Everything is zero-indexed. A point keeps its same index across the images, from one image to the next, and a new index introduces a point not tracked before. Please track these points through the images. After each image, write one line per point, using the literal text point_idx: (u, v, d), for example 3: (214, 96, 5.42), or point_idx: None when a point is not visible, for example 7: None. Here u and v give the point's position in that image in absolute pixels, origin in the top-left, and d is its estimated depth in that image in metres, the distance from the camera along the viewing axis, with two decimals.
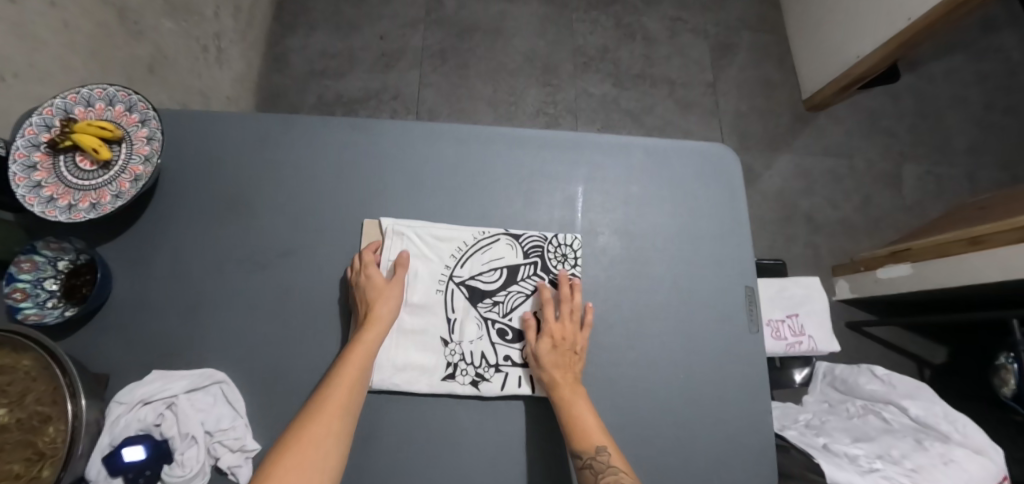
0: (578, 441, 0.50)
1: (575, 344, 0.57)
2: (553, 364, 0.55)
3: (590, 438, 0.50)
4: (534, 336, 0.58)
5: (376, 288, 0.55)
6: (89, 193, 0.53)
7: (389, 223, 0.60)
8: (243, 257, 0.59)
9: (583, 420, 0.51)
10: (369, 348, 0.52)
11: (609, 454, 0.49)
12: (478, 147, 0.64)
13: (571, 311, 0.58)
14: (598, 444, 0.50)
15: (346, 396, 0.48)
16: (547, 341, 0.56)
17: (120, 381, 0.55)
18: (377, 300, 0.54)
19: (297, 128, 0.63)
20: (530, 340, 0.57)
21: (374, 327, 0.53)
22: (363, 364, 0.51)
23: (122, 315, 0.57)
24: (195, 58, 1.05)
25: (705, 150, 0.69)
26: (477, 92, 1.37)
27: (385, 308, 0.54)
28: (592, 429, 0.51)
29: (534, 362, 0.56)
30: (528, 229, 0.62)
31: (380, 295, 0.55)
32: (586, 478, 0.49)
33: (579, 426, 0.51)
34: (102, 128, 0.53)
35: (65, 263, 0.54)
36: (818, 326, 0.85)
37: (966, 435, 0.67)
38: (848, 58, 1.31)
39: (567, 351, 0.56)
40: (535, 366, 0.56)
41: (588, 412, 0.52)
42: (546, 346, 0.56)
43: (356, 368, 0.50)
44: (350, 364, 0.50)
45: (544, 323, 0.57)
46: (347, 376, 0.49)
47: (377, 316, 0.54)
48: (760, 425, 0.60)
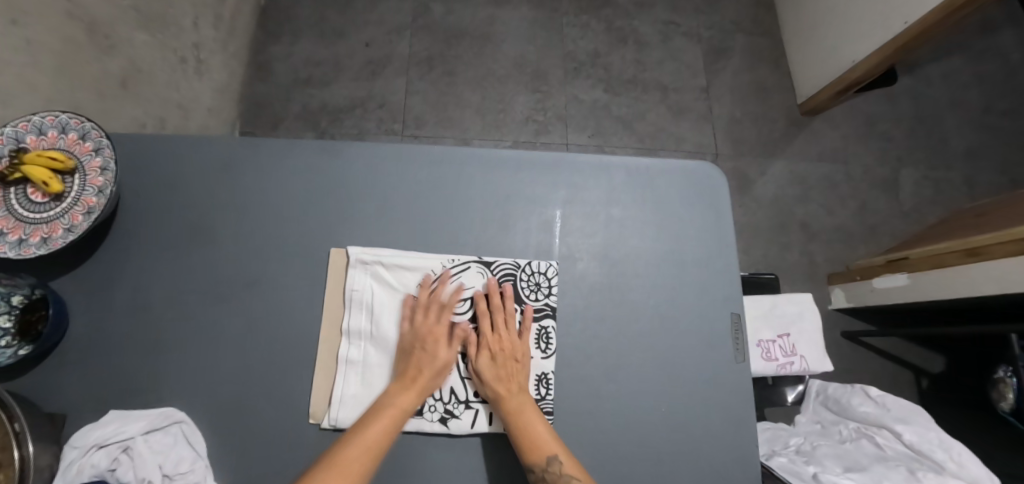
0: (529, 454, 0.50)
1: (517, 353, 0.56)
2: (496, 378, 0.54)
3: (540, 450, 0.50)
4: (474, 351, 0.56)
5: (432, 356, 0.54)
6: (40, 227, 0.51)
7: (355, 253, 0.57)
8: (206, 290, 0.57)
9: (531, 430, 0.51)
10: (403, 412, 0.51)
11: (561, 463, 0.49)
12: (451, 170, 0.62)
13: (505, 320, 0.57)
14: (549, 453, 0.49)
15: (367, 459, 0.47)
16: (485, 354, 0.55)
17: (77, 422, 0.53)
18: (427, 365, 0.54)
19: (262, 152, 0.61)
20: (471, 356, 0.56)
21: (415, 393, 0.53)
22: (393, 427, 0.50)
23: (79, 352, 0.55)
24: (172, 70, 1.02)
25: (689, 168, 0.66)
26: (465, 100, 1.34)
27: (431, 376, 0.54)
28: (542, 439, 0.50)
29: (477, 378, 0.55)
30: (502, 256, 0.60)
31: (429, 361, 0.54)
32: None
33: (530, 438, 0.50)
34: (52, 159, 0.50)
35: (19, 297, 0.50)
36: (810, 345, 0.82)
37: (961, 465, 0.65)
38: (844, 62, 1.28)
39: (509, 361, 0.55)
40: (478, 382, 0.55)
41: (537, 423, 0.51)
42: (485, 360, 0.55)
43: (384, 431, 0.49)
44: (380, 424, 0.50)
45: (481, 337, 0.56)
46: (372, 437, 0.48)
47: (422, 382, 0.53)
48: (745, 458, 0.58)
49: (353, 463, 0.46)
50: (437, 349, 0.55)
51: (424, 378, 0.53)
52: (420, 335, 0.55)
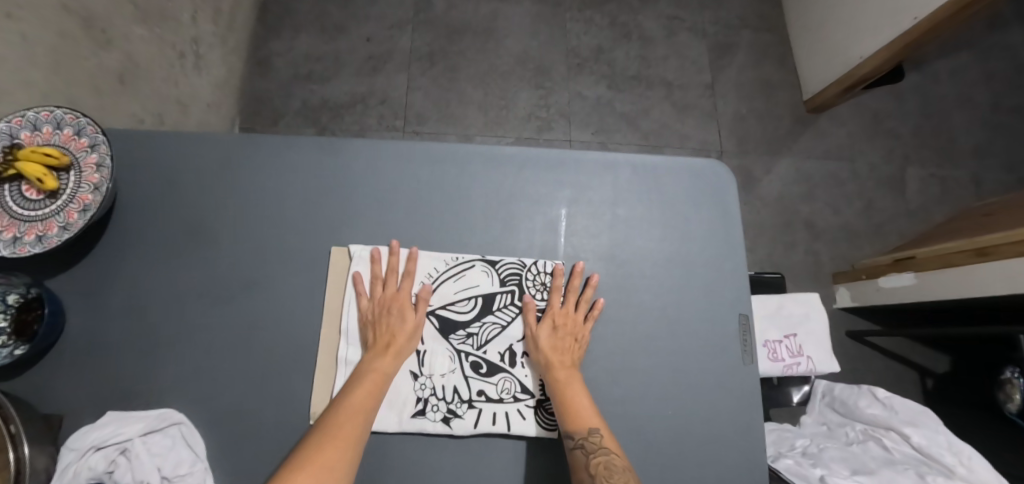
0: (571, 422, 0.50)
1: (578, 332, 0.56)
2: (553, 348, 0.55)
3: (583, 420, 0.50)
4: (535, 321, 0.57)
5: (400, 319, 0.55)
6: (35, 225, 0.50)
7: (357, 250, 0.56)
8: (205, 290, 0.56)
9: (576, 402, 0.51)
10: (383, 375, 0.52)
11: (600, 436, 0.49)
12: (454, 167, 0.60)
13: (577, 300, 0.57)
14: (591, 425, 0.49)
15: (357, 422, 0.47)
16: (547, 325, 0.56)
17: (74, 423, 0.52)
18: (398, 329, 0.54)
19: (262, 149, 0.59)
20: (530, 323, 0.57)
21: (391, 356, 0.53)
22: (376, 391, 0.51)
23: (76, 351, 0.54)
24: (171, 65, 1.01)
25: (698, 166, 0.65)
26: (467, 96, 1.33)
27: (404, 338, 0.54)
28: (586, 411, 0.50)
29: (533, 345, 0.56)
30: (506, 255, 0.59)
31: (399, 324, 0.54)
32: (578, 461, 0.48)
33: (573, 408, 0.51)
34: (47, 155, 0.49)
35: (15, 297, 0.49)
36: (817, 345, 0.81)
37: (972, 470, 0.64)
38: (851, 59, 1.26)
39: (569, 338, 0.56)
40: (533, 349, 0.56)
41: (583, 396, 0.52)
42: (547, 329, 0.56)
43: (367, 396, 0.50)
44: (363, 390, 0.50)
45: (548, 309, 0.57)
46: (359, 401, 0.49)
47: (397, 346, 0.54)
48: (752, 462, 0.57)
49: (344, 427, 0.46)
50: (404, 313, 0.55)
51: (397, 342, 0.54)
52: (384, 303, 0.55)
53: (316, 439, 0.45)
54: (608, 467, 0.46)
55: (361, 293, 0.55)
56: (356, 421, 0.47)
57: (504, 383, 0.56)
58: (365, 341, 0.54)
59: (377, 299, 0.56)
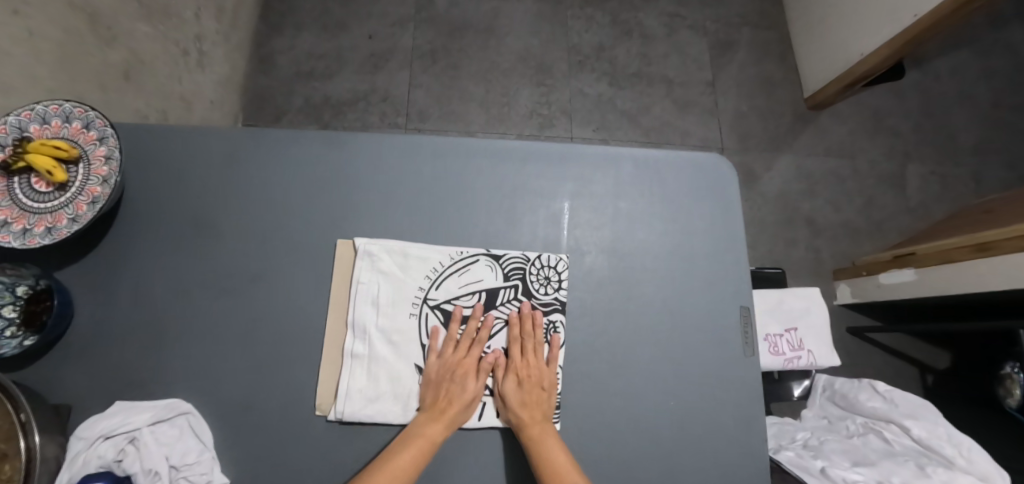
0: (550, 483, 0.49)
1: (543, 379, 0.55)
2: (521, 403, 0.53)
3: (562, 478, 0.49)
4: (500, 374, 0.56)
5: (463, 388, 0.54)
6: (45, 217, 0.51)
7: (362, 243, 0.57)
8: (211, 282, 0.56)
9: (553, 458, 0.50)
10: (431, 443, 0.51)
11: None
12: (459, 161, 0.61)
13: (535, 346, 0.56)
14: None
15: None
16: (512, 379, 0.55)
17: (83, 414, 0.53)
18: (457, 398, 0.53)
19: (268, 143, 0.60)
20: (496, 379, 0.56)
21: (443, 423, 0.52)
22: (419, 458, 0.50)
23: (84, 343, 0.54)
24: (175, 62, 1.02)
25: (699, 160, 0.65)
26: (469, 93, 1.33)
27: (459, 409, 0.53)
28: (565, 469, 0.50)
29: (501, 402, 0.54)
30: (510, 249, 0.59)
31: (459, 394, 0.54)
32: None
33: (549, 466, 0.50)
34: (57, 147, 0.50)
35: (24, 288, 0.50)
36: (818, 340, 0.81)
37: (971, 460, 0.64)
38: (852, 56, 1.26)
39: (534, 389, 0.54)
40: (502, 407, 0.54)
41: (558, 451, 0.51)
42: (511, 384, 0.55)
43: (411, 461, 0.49)
44: (407, 455, 0.49)
45: (509, 360, 0.56)
46: (399, 466, 0.48)
47: (450, 415, 0.53)
48: (753, 454, 0.57)
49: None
50: (467, 381, 0.54)
51: (452, 410, 0.53)
52: (449, 367, 0.54)
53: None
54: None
55: (431, 352, 0.55)
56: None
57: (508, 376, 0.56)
58: (423, 401, 0.54)
59: (445, 360, 0.55)
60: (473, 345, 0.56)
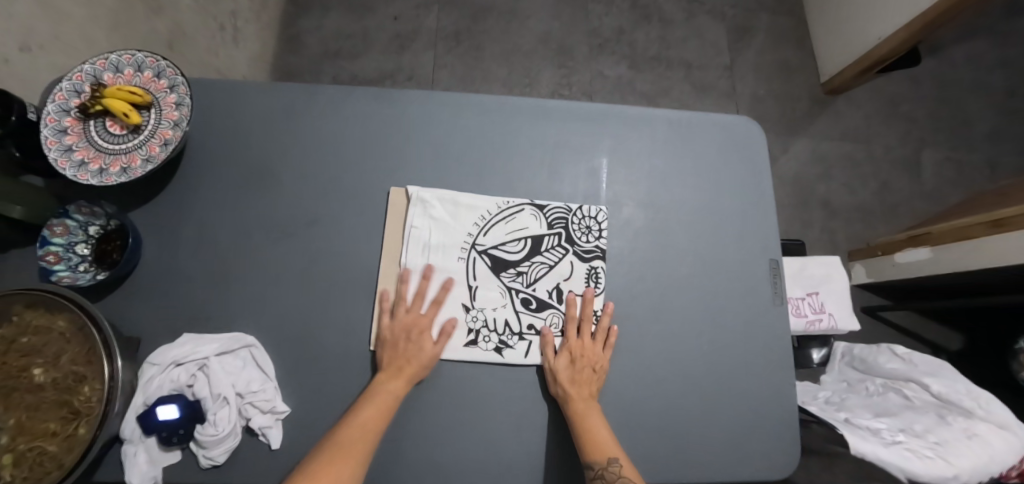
0: (591, 453, 0.51)
1: (596, 362, 0.56)
2: (571, 380, 0.54)
3: (602, 450, 0.51)
4: (552, 351, 0.57)
5: (419, 346, 0.55)
6: (120, 157, 0.54)
7: (415, 191, 0.60)
8: (270, 225, 0.60)
9: (595, 432, 0.52)
10: (393, 399, 0.52)
11: (620, 466, 0.50)
12: (502, 118, 0.64)
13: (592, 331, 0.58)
14: (611, 455, 0.50)
15: (363, 440, 0.49)
16: (564, 357, 0.56)
17: (151, 345, 0.56)
18: (412, 355, 0.54)
19: (323, 99, 0.63)
20: (547, 354, 0.57)
21: (404, 379, 0.53)
22: (385, 412, 0.51)
23: (151, 280, 0.58)
24: (212, 36, 1.04)
25: (732, 123, 0.68)
26: (492, 74, 1.36)
27: (415, 367, 0.54)
28: (605, 443, 0.51)
29: (550, 376, 0.56)
30: (553, 200, 0.62)
31: (413, 352, 0.55)
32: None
33: (591, 438, 0.52)
34: (132, 93, 0.53)
35: (97, 228, 0.56)
36: (839, 304, 0.84)
37: (990, 411, 0.66)
38: (870, 40, 1.28)
39: (587, 369, 0.56)
40: (550, 381, 0.55)
41: (601, 426, 0.53)
42: (564, 361, 0.56)
43: (373, 416, 0.50)
44: (371, 411, 0.51)
45: (564, 339, 0.58)
46: (361, 423, 0.49)
47: (410, 372, 0.54)
48: (782, 398, 0.60)
49: (347, 445, 0.47)
50: (423, 340, 0.55)
51: (411, 367, 0.54)
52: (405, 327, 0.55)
53: (323, 455, 0.46)
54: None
55: (383, 313, 0.56)
56: (357, 437, 0.48)
57: (552, 318, 0.59)
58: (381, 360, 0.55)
59: (397, 321, 0.56)
60: (421, 304, 0.57)
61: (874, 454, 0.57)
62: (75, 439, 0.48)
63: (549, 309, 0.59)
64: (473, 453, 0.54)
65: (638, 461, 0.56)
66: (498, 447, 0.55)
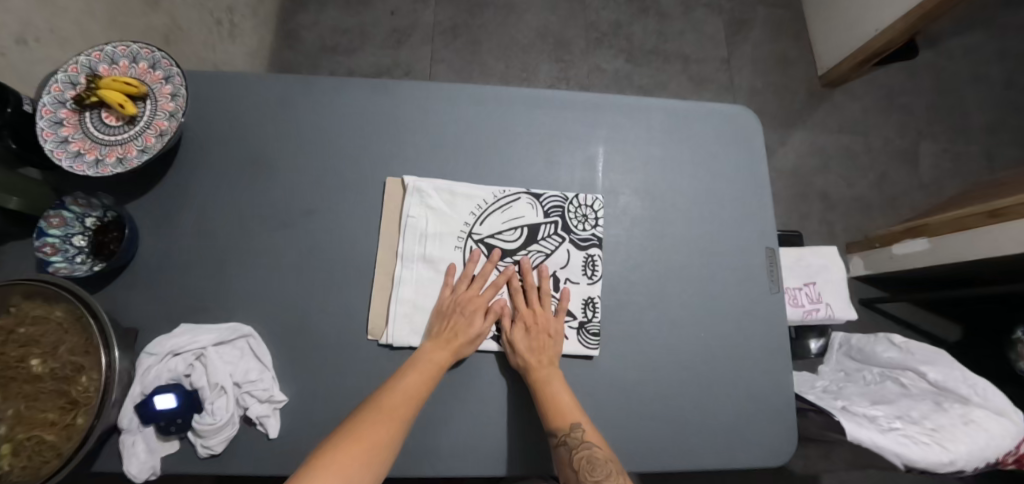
0: (553, 420, 0.51)
1: (549, 328, 0.57)
2: (529, 348, 0.55)
3: (564, 416, 0.51)
4: (509, 321, 0.57)
5: (467, 322, 0.56)
6: (116, 148, 0.54)
7: (411, 181, 0.60)
8: (268, 215, 0.60)
9: (557, 398, 0.52)
10: (437, 368, 0.53)
11: (583, 430, 0.50)
12: (498, 107, 0.64)
13: (540, 298, 0.59)
14: (573, 420, 0.51)
15: (406, 404, 0.49)
16: (520, 326, 0.56)
17: (149, 336, 0.56)
18: (462, 330, 0.55)
19: (318, 89, 0.63)
20: (506, 325, 0.57)
21: (451, 351, 0.54)
22: (429, 379, 0.52)
23: (149, 271, 0.58)
24: (208, 31, 1.04)
25: (727, 112, 0.68)
26: (489, 69, 1.36)
27: (463, 341, 0.55)
28: (566, 408, 0.52)
29: (509, 346, 0.56)
30: (549, 189, 0.63)
31: (463, 326, 0.56)
32: (564, 457, 0.50)
33: (553, 404, 0.52)
34: (127, 84, 0.53)
35: (93, 220, 0.56)
36: (836, 294, 0.84)
37: (986, 397, 0.67)
38: (867, 32, 1.28)
39: (542, 336, 0.56)
40: (510, 351, 0.55)
41: (561, 392, 0.53)
42: (520, 331, 0.56)
43: (420, 383, 0.51)
44: (417, 379, 0.52)
45: (517, 309, 0.58)
46: (405, 388, 0.50)
47: (457, 345, 0.54)
48: (779, 384, 0.60)
49: (394, 409, 0.48)
50: (473, 316, 0.56)
51: (458, 340, 0.55)
52: (459, 301, 0.57)
53: (370, 414, 0.47)
54: (591, 460, 0.48)
55: (445, 286, 0.58)
56: (405, 402, 0.49)
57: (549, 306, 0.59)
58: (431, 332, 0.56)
59: (454, 296, 0.57)
60: (474, 282, 0.58)
61: (870, 441, 0.57)
62: (73, 428, 0.48)
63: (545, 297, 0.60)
64: (470, 440, 0.55)
65: (636, 447, 0.56)
66: (495, 434, 0.55)
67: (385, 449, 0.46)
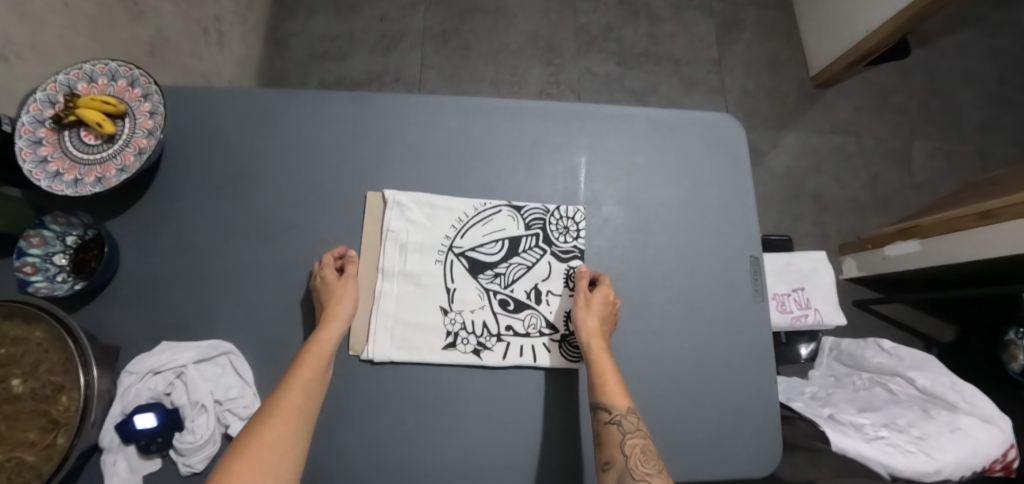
0: (612, 396, 0.50)
1: (616, 312, 0.57)
2: (599, 320, 0.55)
3: (622, 397, 0.50)
4: (584, 286, 0.58)
5: (332, 290, 0.54)
6: (94, 167, 0.54)
7: (392, 195, 0.60)
8: (248, 231, 0.60)
9: (616, 379, 0.51)
10: (325, 348, 0.50)
11: (635, 416, 0.49)
12: (478, 118, 0.64)
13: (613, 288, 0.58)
14: (628, 404, 0.50)
15: (302, 392, 0.45)
16: (599, 294, 0.56)
17: (130, 354, 0.56)
18: (333, 298, 0.53)
19: (298, 103, 0.63)
20: (582, 288, 0.57)
21: (331, 323, 0.51)
22: (318, 364, 0.48)
23: (131, 288, 0.58)
24: (196, 40, 1.03)
25: (710, 120, 0.67)
26: (479, 73, 1.35)
27: (340, 305, 0.53)
28: (623, 390, 0.51)
29: (580, 308, 0.56)
30: (530, 201, 0.62)
31: (334, 294, 0.54)
32: (613, 436, 0.48)
33: (614, 382, 0.51)
34: (105, 102, 0.53)
35: (74, 238, 0.55)
36: (824, 299, 0.84)
37: (974, 404, 0.66)
38: (857, 33, 1.28)
39: (610, 314, 0.56)
40: (580, 314, 0.55)
41: (615, 374, 0.52)
42: (598, 298, 0.56)
43: (309, 368, 0.47)
44: (306, 365, 0.48)
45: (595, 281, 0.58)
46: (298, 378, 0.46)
47: (335, 313, 0.52)
48: (763, 393, 0.60)
49: (288, 400, 0.44)
50: (335, 286, 0.54)
51: (333, 309, 0.52)
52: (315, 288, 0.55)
53: (260, 418, 0.42)
54: (645, 450, 0.47)
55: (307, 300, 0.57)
56: (303, 392, 0.45)
57: (530, 318, 0.59)
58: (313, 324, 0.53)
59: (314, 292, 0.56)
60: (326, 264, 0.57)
61: (854, 451, 0.57)
62: (54, 448, 0.47)
63: (527, 310, 0.60)
64: (451, 456, 0.54)
65: None
66: (478, 448, 0.55)
67: (289, 443, 0.42)
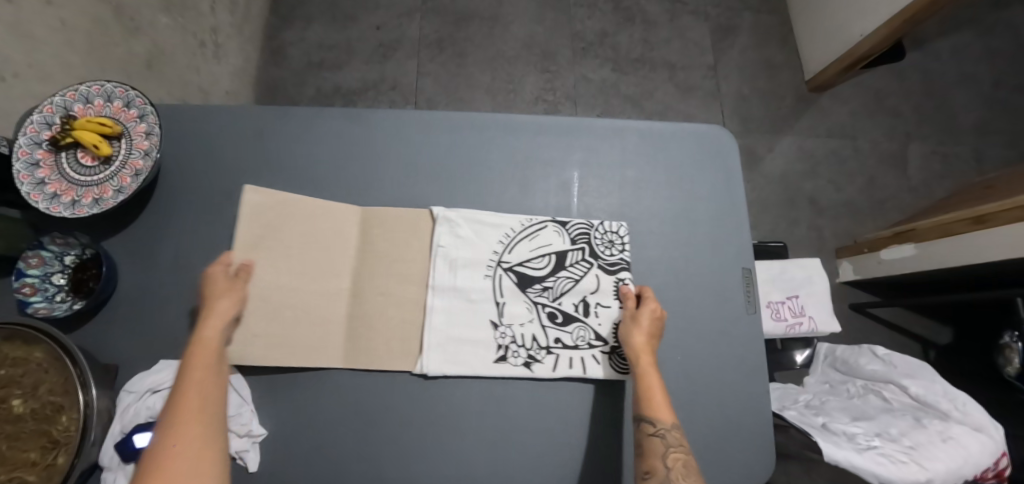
0: (656, 410, 0.50)
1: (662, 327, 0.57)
2: (648, 335, 0.55)
3: (666, 413, 0.50)
4: (632, 303, 0.58)
5: (218, 291, 0.51)
6: (92, 189, 0.55)
7: (440, 210, 0.61)
8: None
9: (661, 395, 0.51)
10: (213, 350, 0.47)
11: (676, 431, 0.50)
12: (488, 133, 0.64)
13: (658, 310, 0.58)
14: (671, 420, 0.50)
15: (201, 397, 0.43)
16: (647, 308, 0.57)
17: (128, 373, 0.57)
18: (216, 296, 0.50)
19: (296, 119, 0.63)
20: (629, 306, 0.58)
21: (218, 320, 0.49)
22: (209, 368, 0.45)
23: (129, 308, 0.58)
24: (192, 53, 1.03)
25: (706, 132, 0.68)
26: (475, 81, 1.36)
27: (223, 301, 0.50)
28: (667, 406, 0.51)
29: (631, 322, 0.56)
30: (574, 216, 0.64)
31: (217, 293, 0.51)
32: (654, 448, 0.48)
33: (658, 398, 0.51)
34: (102, 124, 0.54)
35: (72, 257, 0.56)
36: (819, 306, 0.84)
37: (966, 413, 0.68)
38: (851, 37, 1.28)
39: (657, 330, 0.56)
40: (631, 328, 0.56)
41: (661, 389, 0.52)
42: (648, 313, 0.56)
43: (201, 373, 0.44)
44: (196, 370, 0.45)
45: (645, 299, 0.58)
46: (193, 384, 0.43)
47: (218, 310, 0.49)
48: (756, 405, 0.61)
49: (189, 408, 0.41)
50: (222, 287, 0.51)
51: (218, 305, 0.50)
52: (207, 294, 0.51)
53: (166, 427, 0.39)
54: (686, 465, 0.47)
55: None
56: (201, 396, 0.43)
57: (579, 331, 0.60)
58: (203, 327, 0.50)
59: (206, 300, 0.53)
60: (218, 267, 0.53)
61: (845, 461, 0.58)
62: (54, 469, 0.47)
63: (574, 323, 0.60)
64: (443, 472, 0.55)
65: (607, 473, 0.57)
66: (469, 463, 0.55)
67: (206, 448, 0.40)
